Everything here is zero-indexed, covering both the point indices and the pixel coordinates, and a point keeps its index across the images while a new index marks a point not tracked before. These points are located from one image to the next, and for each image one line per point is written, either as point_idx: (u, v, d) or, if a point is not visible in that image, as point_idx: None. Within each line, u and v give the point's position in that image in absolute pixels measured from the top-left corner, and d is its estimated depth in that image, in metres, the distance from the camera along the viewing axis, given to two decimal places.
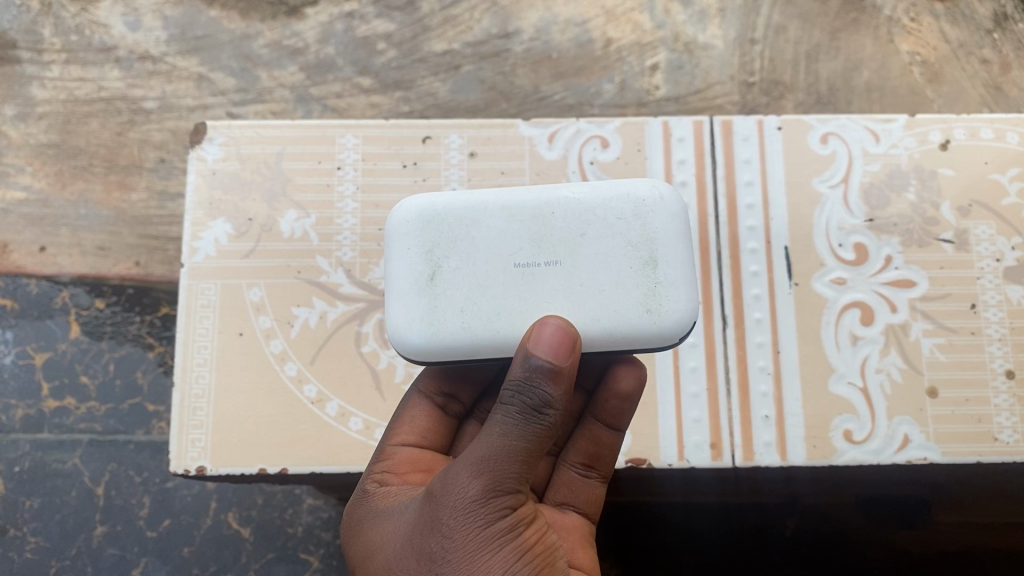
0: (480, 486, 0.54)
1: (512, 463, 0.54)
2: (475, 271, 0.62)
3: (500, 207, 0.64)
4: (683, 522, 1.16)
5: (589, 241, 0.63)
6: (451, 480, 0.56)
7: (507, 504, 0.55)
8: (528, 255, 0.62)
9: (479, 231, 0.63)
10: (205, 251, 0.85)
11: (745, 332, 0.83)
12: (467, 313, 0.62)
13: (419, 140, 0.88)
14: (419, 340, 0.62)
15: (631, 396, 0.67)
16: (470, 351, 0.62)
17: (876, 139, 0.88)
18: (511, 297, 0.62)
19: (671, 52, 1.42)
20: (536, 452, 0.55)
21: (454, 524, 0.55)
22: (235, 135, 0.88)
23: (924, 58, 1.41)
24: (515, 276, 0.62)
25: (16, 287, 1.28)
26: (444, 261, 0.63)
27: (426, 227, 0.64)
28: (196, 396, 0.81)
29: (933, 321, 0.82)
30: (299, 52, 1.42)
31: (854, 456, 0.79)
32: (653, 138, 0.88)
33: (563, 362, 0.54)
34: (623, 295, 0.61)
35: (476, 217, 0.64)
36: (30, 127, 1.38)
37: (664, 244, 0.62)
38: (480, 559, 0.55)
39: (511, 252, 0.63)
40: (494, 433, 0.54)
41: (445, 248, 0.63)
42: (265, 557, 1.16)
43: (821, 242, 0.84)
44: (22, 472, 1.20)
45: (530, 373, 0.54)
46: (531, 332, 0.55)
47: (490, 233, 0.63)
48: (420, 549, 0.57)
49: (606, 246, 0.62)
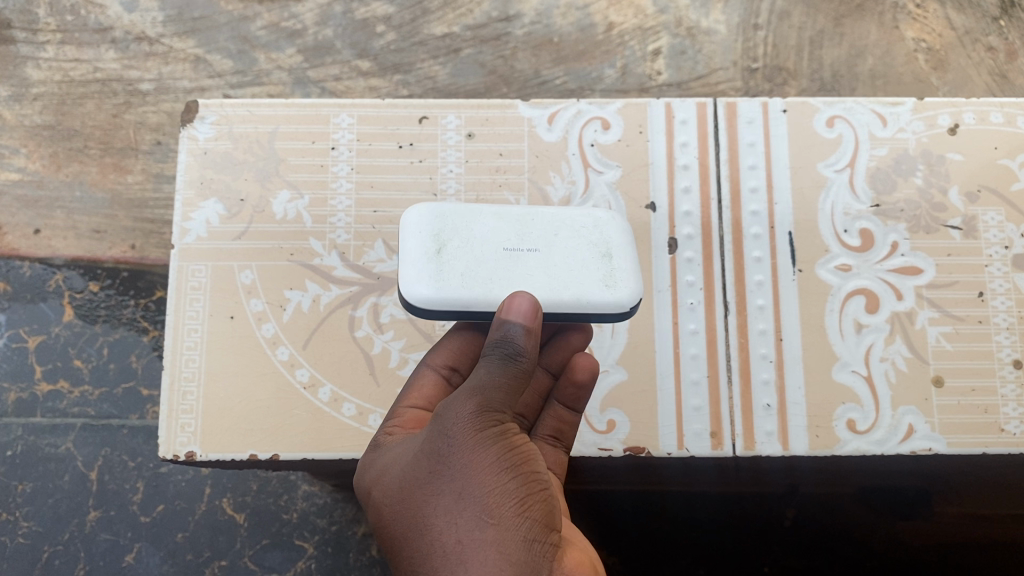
0: (475, 405, 0.57)
1: (502, 389, 0.57)
2: (471, 249, 0.64)
3: (493, 212, 0.66)
4: (684, 511, 1.16)
5: (560, 240, 0.65)
6: (448, 405, 0.58)
7: (502, 425, 0.57)
8: (513, 242, 0.64)
9: (475, 224, 0.65)
10: (196, 232, 0.83)
11: (748, 319, 0.81)
12: (465, 276, 0.62)
13: (416, 120, 0.86)
14: (420, 295, 0.61)
15: (585, 387, 0.69)
16: (465, 306, 0.62)
17: (883, 123, 0.86)
18: (501, 269, 0.63)
19: (674, 37, 1.39)
20: (524, 374, 0.58)
21: (454, 438, 0.57)
22: (227, 113, 0.86)
23: (929, 45, 1.39)
24: (504, 257, 0.64)
25: (9, 269, 1.27)
26: (445, 239, 0.64)
27: (432, 217, 0.65)
28: (186, 380, 0.80)
29: (940, 308, 0.81)
30: (297, 34, 1.40)
31: (858, 446, 0.78)
32: (655, 120, 0.86)
33: (536, 324, 0.58)
34: (588, 277, 0.64)
35: (473, 215, 0.65)
36: (24, 108, 1.36)
37: (618, 251, 0.66)
38: (478, 475, 0.56)
39: (501, 239, 0.64)
40: (482, 373, 0.57)
41: (448, 231, 0.64)
42: (260, 543, 1.15)
43: (826, 227, 0.82)
44: (15, 455, 1.18)
45: (507, 332, 0.58)
46: (507, 302, 0.59)
47: (482, 226, 0.65)
48: (421, 474, 0.58)
49: (571, 246, 0.65)
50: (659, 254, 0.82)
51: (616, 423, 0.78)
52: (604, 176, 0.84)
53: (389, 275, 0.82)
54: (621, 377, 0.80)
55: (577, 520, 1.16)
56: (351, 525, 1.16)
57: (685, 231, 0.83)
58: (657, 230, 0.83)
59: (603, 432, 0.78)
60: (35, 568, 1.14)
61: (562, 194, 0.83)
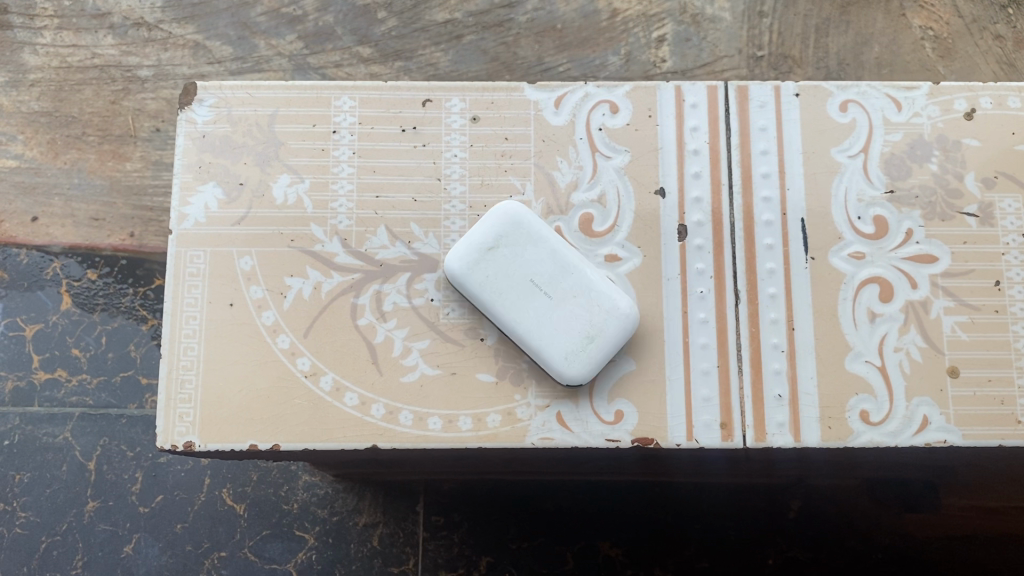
0: None
1: None
2: (510, 268, 0.77)
3: (560, 243, 0.78)
4: (691, 501, 1.15)
5: (578, 300, 0.76)
6: None
7: None
8: (546, 281, 0.76)
9: (538, 245, 0.77)
10: (195, 217, 0.81)
11: (759, 308, 0.79)
12: (492, 284, 0.76)
13: (419, 104, 0.83)
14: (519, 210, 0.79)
15: None
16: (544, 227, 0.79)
17: (898, 107, 0.83)
18: (517, 298, 0.76)
19: (679, 24, 1.37)
20: None
21: None
22: (226, 95, 0.83)
23: (936, 33, 1.36)
24: (528, 290, 0.76)
25: (5, 257, 1.25)
26: (506, 241, 0.77)
27: (514, 222, 0.78)
28: (184, 368, 0.78)
29: (955, 297, 0.79)
30: (298, 20, 1.37)
31: (871, 438, 0.76)
32: (665, 103, 0.83)
33: None
34: (563, 341, 0.75)
35: (544, 239, 0.77)
36: (21, 94, 1.34)
37: (606, 341, 0.76)
38: None
39: (538, 270, 0.77)
40: None
41: (512, 237, 0.77)
42: (260, 534, 1.13)
43: (839, 214, 0.81)
44: (12, 445, 1.17)
45: None
46: None
47: (541, 254, 0.77)
48: None
49: (583, 311, 0.76)
50: (668, 241, 0.80)
51: (624, 414, 0.77)
52: (612, 162, 0.82)
53: (392, 262, 0.80)
54: (630, 367, 0.78)
55: (577, 511, 1.15)
56: (352, 516, 1.15)
57: (695, 218, 0.81)
58: (667, 218, 0.81)
59: (610, 423, 0.76)
60: (33, 559, 1.12)
61: (569, 179, 0.82)
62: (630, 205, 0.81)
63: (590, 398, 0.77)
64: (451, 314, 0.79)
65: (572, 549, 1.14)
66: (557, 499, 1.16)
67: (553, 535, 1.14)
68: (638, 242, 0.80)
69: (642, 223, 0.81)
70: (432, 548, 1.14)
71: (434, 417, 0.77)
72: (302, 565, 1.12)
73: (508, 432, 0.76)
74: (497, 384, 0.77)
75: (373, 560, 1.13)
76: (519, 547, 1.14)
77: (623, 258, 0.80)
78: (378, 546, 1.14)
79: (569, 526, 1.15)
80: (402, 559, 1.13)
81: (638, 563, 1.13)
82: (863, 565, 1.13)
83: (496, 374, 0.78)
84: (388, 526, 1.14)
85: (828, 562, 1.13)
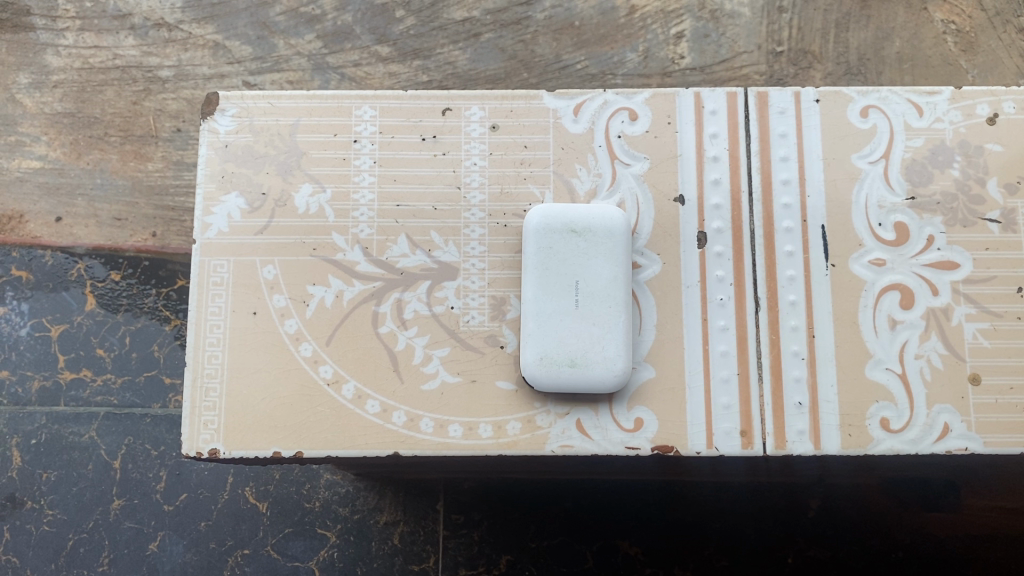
0: None
1: None
2: (571, 259, 0.77)
3: (624, 274, 0.77)
4: (712, 502, 1.16)
5: (593, 326, 0.76)
6: None
7: None
8: (584, 292, 0.76)
9: (606, 262, 0.77)
10: (218, 226, 0.82)
11: (780, 315, 0.79)
12: (546, 258, 0.77)
13: (439, 112, 0.84)
14: (618, 221, 0.78)
15: None
16: (621, 253, 0.77)
17: (919, 113, 0.82)
18: (552, 284, 0.76)
19: (697, 20, 1.37)
20: None
21: None
22: (248, 105, 0.84)
23: (959, 27, 1.35)
24: (567, 286, 0.76)
25: (31, 259, 1.26)
26: (589, 237, 0.77)
27: (609, 228, 0.78)
28: (208, 376, 0.79)
29: (976, 304, 0.79)
30: (316, 19, 1.38)
31: (891, 445, 0.76)
32: (684, 110, 0.83)
33: None
34: (552, 345, 0.76)
35: (615, 261, 0.77)
36: (44, 96, 1.35)
37: (582, 377, 0.75)
38: None
39: (590, 280, 0.76)
40: None
41: (597, 237, 0.77)
42: (283, 532, 1.15)
43: (860, 221, 0.80)
44: (39, 444, 1.18)
45: None
46: None
47: (601, 274, 0.77)
48: None
49: (590, 338, 0.76)
50: (688, 248, 0.80)
51: (644, 422, 0.77)
52: (631, 169, 0.82)
53: (412, 270, 0.81)
54: (649, 374, 0.78)
55: (596, 511, 1.16)
56: (373, 513, 1.16)
57: (714, 225, 0.81)
58: (686, 224, 0.81)
59: (630, 431, 0.77)
60: (60, 556, 1.14)
61: (588, 187, 0.82)
62: (649, 211, 0.81)
63: (610, 405, 0.77)
64: (472, 322, 0.80)
65: (591, 549, 1.14)
66: (577, 498, 1.16)
67: (573, 535, 1.15)
68: (657, 249, 0.80)
69: (661, 230, 0.81)
70: (452, 546, 1.15)
71: (455, 424, 0.78)
72: (325, 562, 1.14)
73: (528, 440, 0.77)
74: (516, 391, 0.78)
75: (395, 557, 1.14)
76: (538, 545, 1.14)
77: (642, 265, 0.80)
78: (399, 544, 1.15)
79: (588, 526, 1.15)
80: (423, 556, 1.14)
81: (657, 562, 1.14)
82: (883, 563, 1.12)
83: (516, 383, 0.78)
84: (408, 525, 1.16)
85: (847, 561, 1.13)
